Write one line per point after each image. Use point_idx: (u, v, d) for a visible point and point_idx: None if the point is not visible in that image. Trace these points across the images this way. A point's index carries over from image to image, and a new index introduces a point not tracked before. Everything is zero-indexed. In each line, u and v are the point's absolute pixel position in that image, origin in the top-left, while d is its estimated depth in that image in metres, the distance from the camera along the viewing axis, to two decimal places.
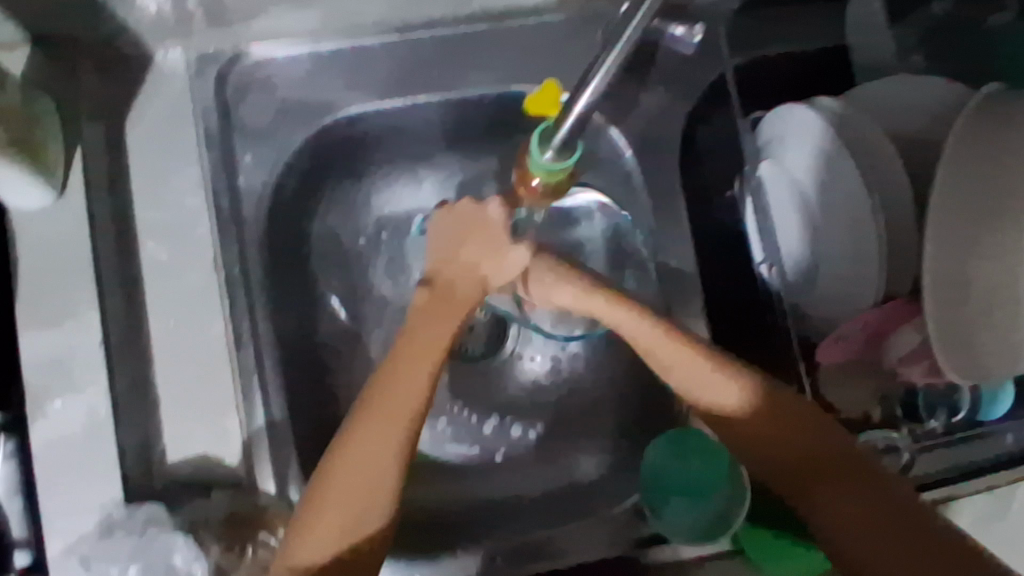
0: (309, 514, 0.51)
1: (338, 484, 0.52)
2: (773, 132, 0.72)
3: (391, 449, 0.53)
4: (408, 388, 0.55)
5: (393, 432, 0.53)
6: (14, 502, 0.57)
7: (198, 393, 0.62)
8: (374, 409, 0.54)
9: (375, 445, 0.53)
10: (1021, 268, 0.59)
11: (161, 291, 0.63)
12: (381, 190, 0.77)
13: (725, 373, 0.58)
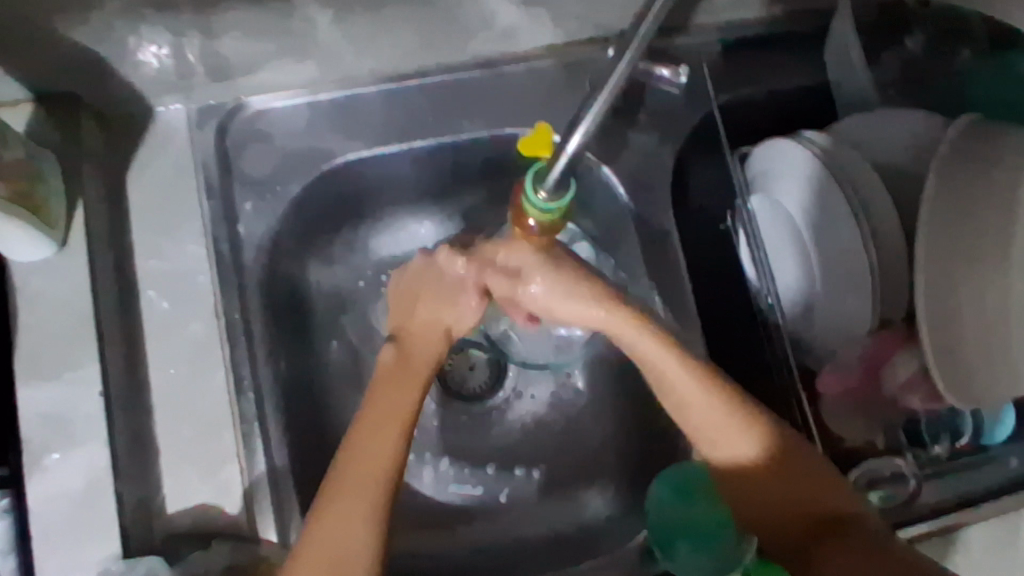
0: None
1: (312, 559, 0.52)
2: (763, 166, 0.73)
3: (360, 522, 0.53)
4: (377, 455, 0.56)
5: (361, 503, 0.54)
6: (7, 561, 0.57)
7: (201, 443, 0.64)
8: (343, 482, 0.54)
9: (346, 518, 0.53)
10: (1008, 296, 0.61)
11: (162, 344, 0.65)
12: (379, 235, 0.79)
13: (739, 424, 0.60)
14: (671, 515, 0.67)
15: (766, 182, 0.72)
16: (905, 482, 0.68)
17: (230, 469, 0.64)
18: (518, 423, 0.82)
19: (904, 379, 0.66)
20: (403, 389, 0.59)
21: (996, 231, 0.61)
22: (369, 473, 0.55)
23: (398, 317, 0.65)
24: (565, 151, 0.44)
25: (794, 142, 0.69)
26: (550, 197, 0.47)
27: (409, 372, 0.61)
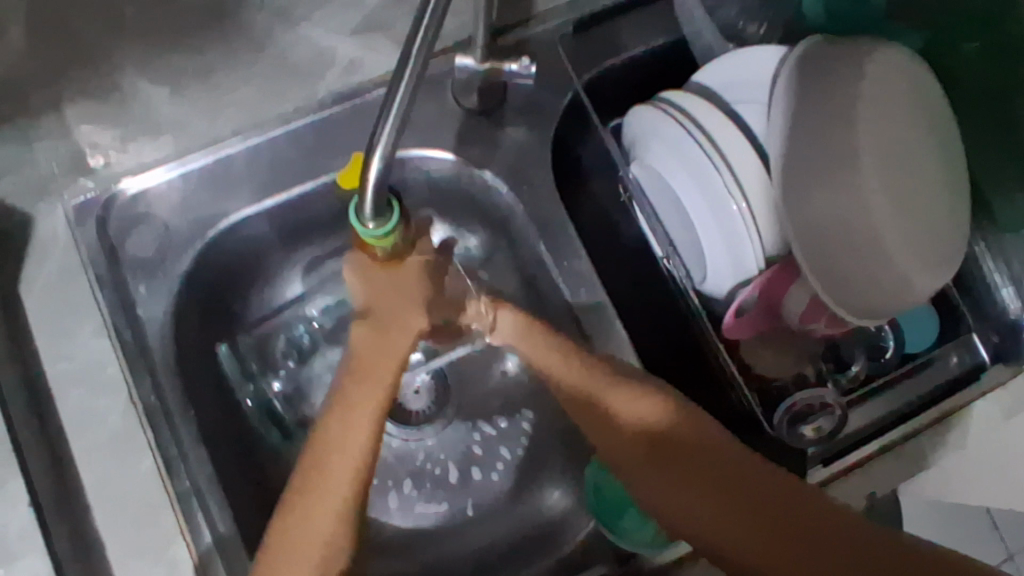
0: (285, 551, 0.52)
1: (303, 508, 0.53)
2: (632, 134, 0.73)
3: (342, 485, 0.54)
4: (344, 472, 0.54)
5: (346, 462, 0.54)
6: None
7: (144, 529, 0.65)
8: (331, 448, 0.55)
9: (327, 475, 0.54)
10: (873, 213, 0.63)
11: (85, 439, 0.66)
12: (290, 283, 0.80)
13: (637, 392, 0.61)
14: (611, 494, 0.68)
15: (638, 149, 0.73)
16: (834, 413, 0.68)
17: (176, 548, 0.65)
18: (464, 435, 0.82)
19: (804, 310, 0.66)
20: (388, 355, 0.59)
21: (842, 152, 0.62)
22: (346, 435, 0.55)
23: (368, 296, 0.60)
24: (372, 175, 0.44)
25: (649, 106, 0.69)
26: (377, 224, 0.46)
27: (380, 346, 0.59)
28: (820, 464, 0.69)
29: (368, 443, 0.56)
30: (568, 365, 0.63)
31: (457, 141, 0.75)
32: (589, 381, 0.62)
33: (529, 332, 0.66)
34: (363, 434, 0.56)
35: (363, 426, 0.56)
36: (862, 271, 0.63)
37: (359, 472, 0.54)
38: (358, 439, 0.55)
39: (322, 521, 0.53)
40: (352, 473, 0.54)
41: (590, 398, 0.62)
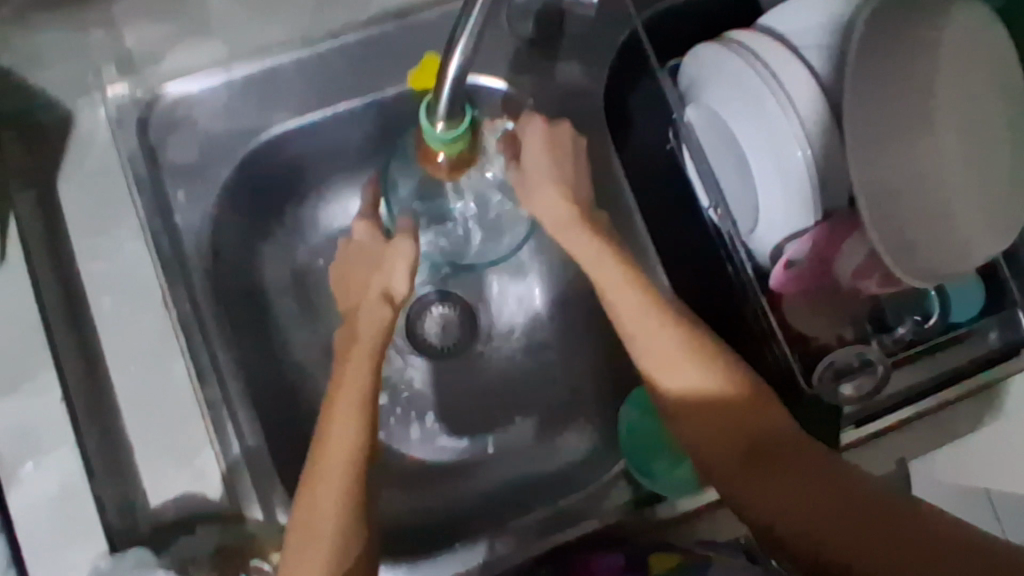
0: (298, 542, 0.52)
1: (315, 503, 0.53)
2: (693, 75, 0.71)
3: (343, 469, 0.54)
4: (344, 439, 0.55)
5: (338, 457, 0.54)
6: None
7: (172, 436, 0.64)
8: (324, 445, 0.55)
9: (328, 470, 0.54)
10: (938, 165, 0.61)
11: (116, 342, 0.65)
12: (327, 205, 0.79)
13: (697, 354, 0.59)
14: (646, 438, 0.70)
15: (696, 91, 0.71)
16: (875, 370, 0.67)
17: (205, 456, 0.64)
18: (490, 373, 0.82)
19: (858, 264, 0.64)
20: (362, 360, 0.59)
21: (908, 105, 0.60)
22: (343, 435, 0.55)
23: (344, 279, 0.65)
24: (447, 78, 0.43)
25: (715, 44, 0.67)
26: (447, 128, 0.46)
27: (369, 342, 0.60)
28: (852, 426, 0.69)
29: (362, 417, 0.56)
30: (643, 307, 0.61)
31: (510, 70, 0.73)
32: (659, 330, 0.60)
33: (605, 266, 0.62)
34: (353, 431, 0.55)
35: (345, 433, 0.55)
36: (923, 231, 0.61)
37: (360, 442, 0.55)
38: (347, 436, 0.55)
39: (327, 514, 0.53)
40: (349, 456, 0.55)
41: (659, 344, 0.59)
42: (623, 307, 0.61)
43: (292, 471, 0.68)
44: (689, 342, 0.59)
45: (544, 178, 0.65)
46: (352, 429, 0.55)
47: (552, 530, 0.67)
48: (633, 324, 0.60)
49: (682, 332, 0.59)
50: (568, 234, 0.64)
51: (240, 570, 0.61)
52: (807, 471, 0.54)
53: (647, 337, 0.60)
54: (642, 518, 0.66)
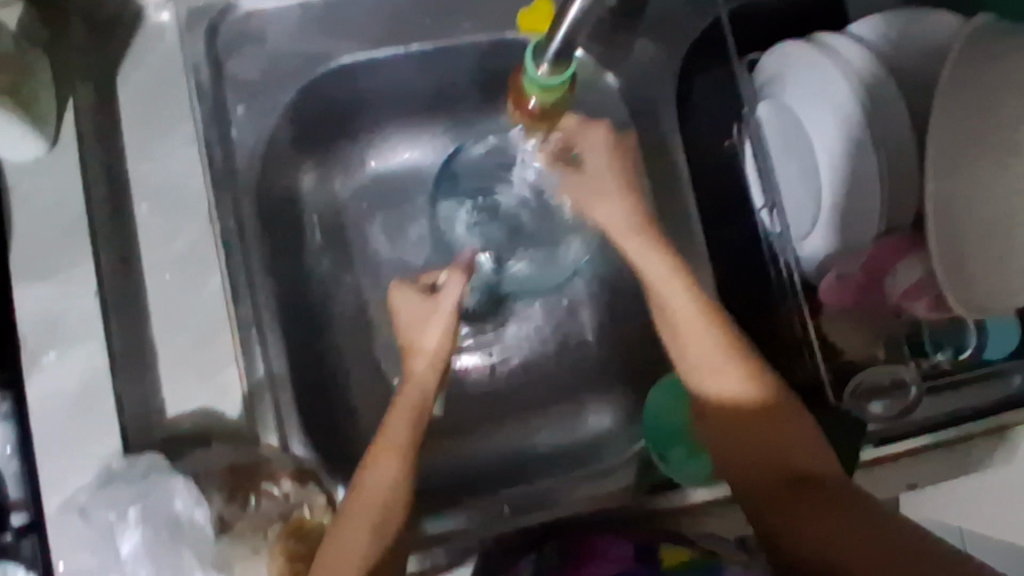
0: (323, 559, 0.51)
1: (328, 563, 0.50)
2: (771, 72, 0.70)
3: (375, 513, 0.52)
4: (374, 484, 0.53)
5: (366, 516, 0.52)
6: (12, 462, 0.60)
7: (197, 351, 0.63)
8: (356, 495, 0.53)
9: (349, 529, 0.51)
10: (1008, 199, 0.61)
11: (154, 247, 0.64)
12: (379, 148, 0.78)
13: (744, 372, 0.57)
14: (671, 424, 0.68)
15: (774, 88, 0.70)
16: (907, 391, 0.65)
17: (227, 374, 0.63)
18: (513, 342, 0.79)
19: (910, 285, 0.64)
20: (400, 421, 0.56)
21: (998, 134, 0.59)
22: (375, 490, 0.53)
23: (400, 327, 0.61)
24: (564, 26, 0.42)
25: (806, 44, 0.66)
26: (549, 72, 0.46)
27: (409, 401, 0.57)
28: (872, 444, 0.69)
29: (400, 462, 0.54)
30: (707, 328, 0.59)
31: (587, 40, 0.74)
32: (719, 355, 0.58)
33: (670, 283, 0.60)
34: (384, 490, 0.53)
35: (384, 472, 0.53)
36: (989, 258, 0.61)
37: (393, 485, 0.53)
38: (380, 485, 0.53)
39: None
40: (383, 500, 0.53)
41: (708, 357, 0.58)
42: (686, 326, 0.59)
43: (309, 404, 0.67)
44: (749, 369, 0.58)
45: (599, 188, 0.65)
46: (392, 468, 0.54)
47: (520, 511, 0.66)
48: (682, 320, 0.59)
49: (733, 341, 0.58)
50: (631, 245, 0.62)
51: (249, 492, 0.60)
52: (853, 541, 0.52)
53: (689, 334, 0.59)
54: (652, 501, 0.66)
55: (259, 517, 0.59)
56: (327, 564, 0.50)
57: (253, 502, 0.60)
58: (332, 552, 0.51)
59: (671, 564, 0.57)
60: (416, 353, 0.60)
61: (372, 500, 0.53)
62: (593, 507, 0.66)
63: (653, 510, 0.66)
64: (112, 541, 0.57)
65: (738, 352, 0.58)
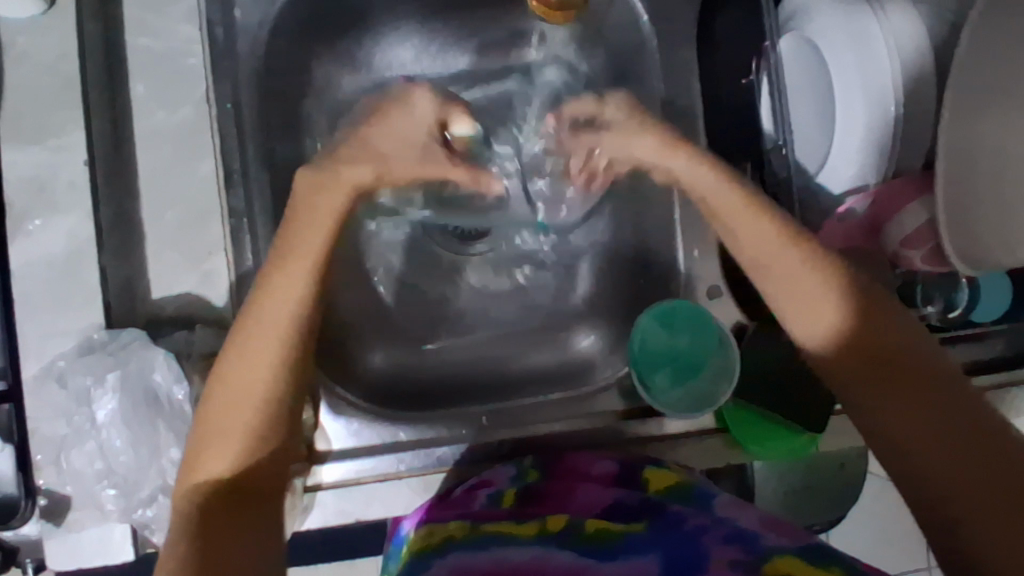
0: (199, 444, 0.48)
1: (215, 425, 0.48)
2: (799, 5, 0.69)
3: (270, 355, 0.50)
4: (253, 343, 0.50)
5: (259, 366, 0.49)
6: None
7: (186, 234, 0.62)
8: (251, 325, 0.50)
9: (243, 370, 0.49)
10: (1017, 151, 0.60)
11: (148, 125, 0.63)
12: (386, 50, 0.76)
13: (819, 286, 0.54)
14: (658, 351, 0.67)
15: (799, 21, 0.68)
16: None
17: (216, 261, 0.62)
18: (505, 270, 0.80)
19: (910, 233, 0.62)
20: (274, 305, 0.51)
21: (1020, 81, 0.58)
22: (275, 322, 0.50)
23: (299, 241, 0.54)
24: None
25: None
26: None
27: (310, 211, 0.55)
28: None
29: (292, 303, 0.51)
30: (769, 231, 0.57)
31: None
32: (780, 256, 0.56)
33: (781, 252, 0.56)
34: (275, 334, 0.50)
35: (283, 312, 0.51)
36: (991, 213, 0.61)
37: (286, 336, 0.50)
38: (279, 318, 0.51)
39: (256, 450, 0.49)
40: (280, 338, 0.50)
41: (797, 292, 0.55)
42: (746, 232, 0.57)
43: None
44: (829, 277, 0.54)
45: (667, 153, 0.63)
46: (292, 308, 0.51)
47: (499, 423, 0.67)
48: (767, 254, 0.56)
49: (811, 248, 0.56)
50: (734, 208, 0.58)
51: None
52: (951, 444, 0.47)
53: (765, 249, 0.56)
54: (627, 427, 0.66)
55: None
56: (208, 431, 0.48)
57: None
58: (217, 419, 0.48)
59: (657, 488, 0.60)
60: (353, 165, 0.58)
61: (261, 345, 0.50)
62: (569, 427, 0.66)
63: (629, 436, 0.66)
64: (89, 407, 0.57)
65: (810, 251, 0.55)
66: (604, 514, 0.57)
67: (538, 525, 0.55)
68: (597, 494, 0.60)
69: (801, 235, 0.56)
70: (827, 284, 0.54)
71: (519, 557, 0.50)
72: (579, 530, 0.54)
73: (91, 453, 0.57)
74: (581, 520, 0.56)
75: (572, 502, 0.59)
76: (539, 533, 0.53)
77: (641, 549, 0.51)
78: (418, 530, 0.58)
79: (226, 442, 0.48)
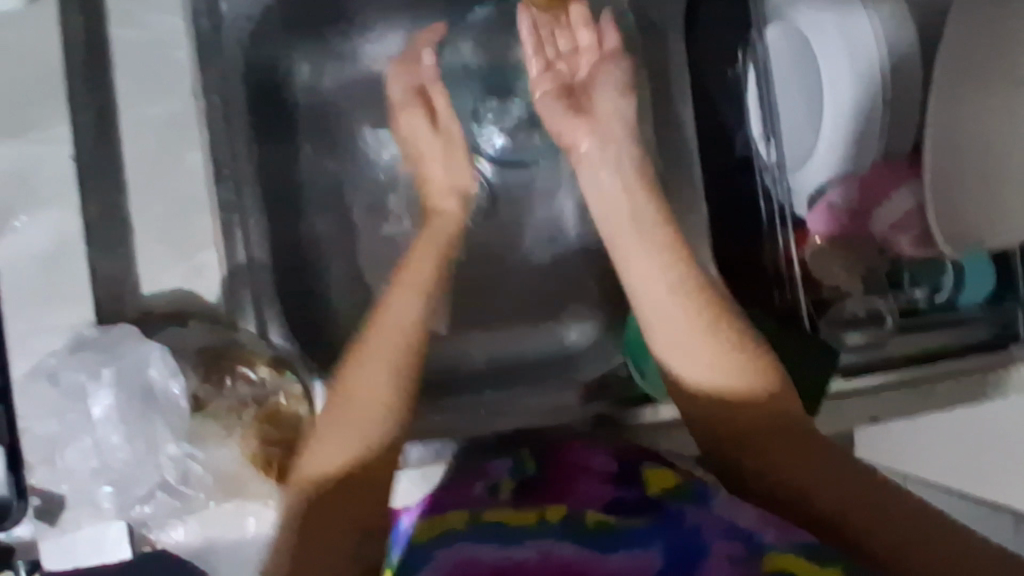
0: (327, 425, 0.49)
1: (340, 426, 0.49)
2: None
3: (390, 358, 0.51)
4: (392, 323, 0.52)
5: (397, 349, 0.51)
6: None
7: (176, 229, 0.61)
8: (374, 332, 0.52)
9: (379, 369, 0.50)
10: (998, 138, 0.62)
11: (134, 118, 0.61)
12: (373, 42, 0.75)
13: (719, 337, 0.52)
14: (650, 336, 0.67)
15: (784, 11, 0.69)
16: (881, 322, 0.67)
17: (207, 255, 0.61)
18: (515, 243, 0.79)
19: (899, 216, 0.65)
20: (414, 276, 0.56)
21: (999, 67, 0.61)
22: (400, 317, 0.53)
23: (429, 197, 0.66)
24: None
25: None
26: None
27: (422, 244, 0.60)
28: (841, 376, 0.69)
29: (416, 300, 0.54)
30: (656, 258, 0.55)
31: None
32: (671, 291, 0.54)
33: (637, 244, 0.56)
34: (398, 331, 0.52)
35: (405, 306, 0.53)
36: (975, 199, 0.61)
37: (413, 338, 0.52)
38: (403, 315, 0.53)
39: (370, 443, 0.49)
40: (402, 336, 0.52)
41: (698, 343, 0.52)
42: (637, 255, 0.56)
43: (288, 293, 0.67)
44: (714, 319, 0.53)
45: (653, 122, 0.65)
46: (413, 302, 0.54)
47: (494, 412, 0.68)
48: (636, 256, 0.56)
49: (688, 280, 0.54)
50: (620, 193, 0.60)
51: (225, 373, 0.60)
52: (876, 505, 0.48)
53: (639, 261, 0.56)
54: (626, 416, 0.67)
55: (235, 398, 0.60)
56: (331, 427, 0.49)
57: (229, 383, 0.60)
58: (340, 414, 0.49)
59: (660, 487, 0.56)
60: (431, 178, 0.67)
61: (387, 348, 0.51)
62: (567, 413, 0.68)
63: (626, 424, 0.67)
64: (85, 402, 0.56)
65: (691, 290, 0.54)
66: (605, 508, 0.55)
67: (539, 513, 0.53)
68: (599, 487, 0.57)
69: (674, 256, 0.55)
70: (720, 332, 0.52)
71: (524, 557, 0.48)
72: (581, 520, 0.52)
73: (83, 451, 0.55)
74: (580, 511, 0.54)
75: (569, 496, 0.56)
76: (542, 522, 0.52)
77: (643, 543, 0.50)
78: (421, 522, 0.55)
79: (351, 429, 0.49)
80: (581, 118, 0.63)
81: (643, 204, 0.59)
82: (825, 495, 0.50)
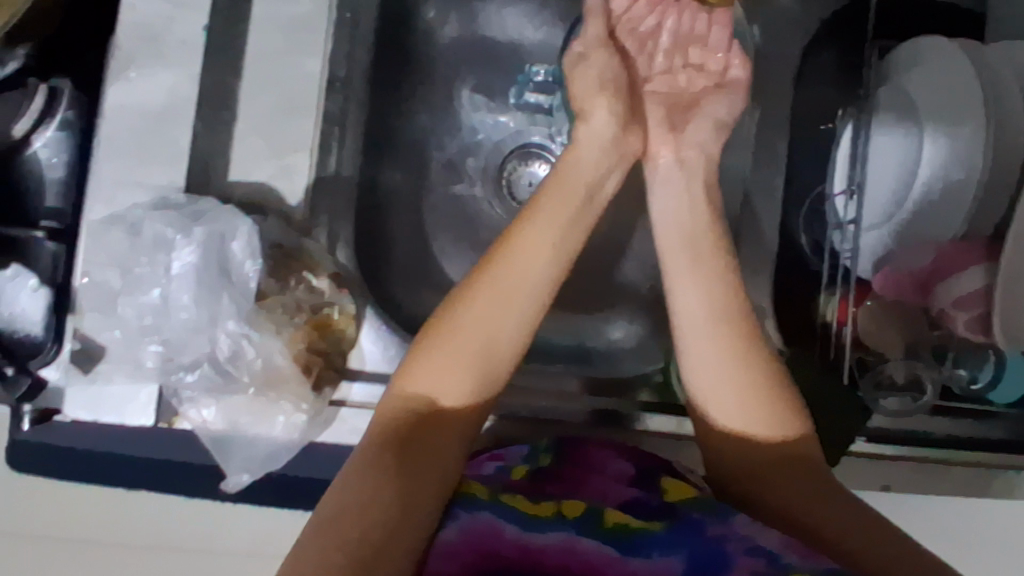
0: (421, 365, 0.51)
1: (432, 365, 0.51)
2: (900, 63, 0.71)
3: (500, 313, 0.52)
4: (511, 282, 0.53)
5: (512, 307, 0.52)
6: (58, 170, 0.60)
7: (276, 125, 0.61)
8: (483, 280, 0.53)
9: (490, 323, 0.52)
10: None
11: (265, 10, 0.62)
12: (495, 8, 0.76)
13: (759, 381, 0.52)
14: None
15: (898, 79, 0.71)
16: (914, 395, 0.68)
17: (299, 158, 0.61)
18: None
19: (963, 293, 0.62)
20: (548, 228, 0.55)
21: None
22: (523, 272, 0.53)
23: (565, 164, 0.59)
24: None
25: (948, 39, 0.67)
26: None
27: (562, 193, 0.57)
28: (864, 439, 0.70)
29: (546, 260, 0.54)
30: (705, 289, 0.55)
31: None
32: (710, 326, 0.54)
33: (688, 267, 0.56)
34: (517, 290, 0.53)
35: (533, 259, 0.54)
36: None
37: (533, 299, 0.53)
38: (528, 272, 0.53)
39: (452, 393, 0.51)
40: (520, 294, 0.53)
41: (733, 381, 0.53)
42: (688, 283, 0.55)
43: (361, 217, 0.67)
44: (749, 360, 0.53)
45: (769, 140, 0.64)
46: (541, 256, 0.54)
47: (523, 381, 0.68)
48: (684, 278, 0.56)
49: (734, 319, 0.54)
50: (698, 214, 0.58)
51: (292, 274, 0.60)
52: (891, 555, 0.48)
53: (686, 283, 0.55)
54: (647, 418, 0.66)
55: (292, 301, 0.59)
56: (423, 368, 0.51)
57: (292, 285, 0.60)
58: (435, 357, 0.51)
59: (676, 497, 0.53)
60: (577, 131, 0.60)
61: (503, 301, 0.52)
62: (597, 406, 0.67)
63: (643, 428, 0.66)
64: (164, 255, 0.57)
65: (731, 329, 0.54)
66: (622, 508, 0.52)
67: (555, 506, 0.51)
68: (615, 486, 0.54)
69: (727, 289, 0.55)
70: (757, 373, 0.53)
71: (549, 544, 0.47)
72: (599, 517, 0.50)
73: (140, 306, 0.57)
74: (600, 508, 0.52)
75: (584, 492, 0.53)
76: (557, 516, 0.50)
77: (660, 547, 0.49)
78: None
79: (443, 375, 0.51)
80: (678, 125, 0.62)
81: (708, 222, 0.58)
82: (844, 538, 0.49)
